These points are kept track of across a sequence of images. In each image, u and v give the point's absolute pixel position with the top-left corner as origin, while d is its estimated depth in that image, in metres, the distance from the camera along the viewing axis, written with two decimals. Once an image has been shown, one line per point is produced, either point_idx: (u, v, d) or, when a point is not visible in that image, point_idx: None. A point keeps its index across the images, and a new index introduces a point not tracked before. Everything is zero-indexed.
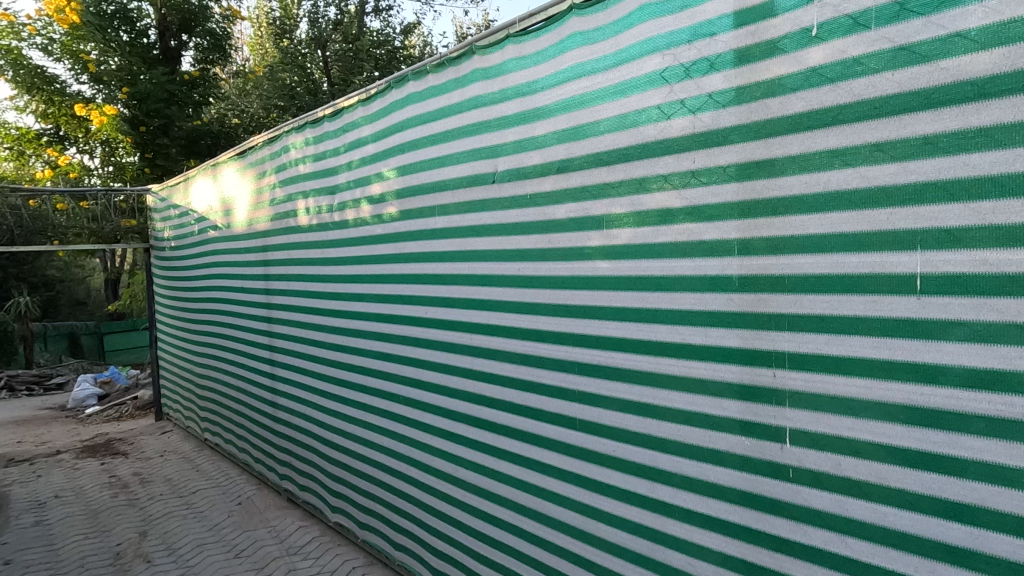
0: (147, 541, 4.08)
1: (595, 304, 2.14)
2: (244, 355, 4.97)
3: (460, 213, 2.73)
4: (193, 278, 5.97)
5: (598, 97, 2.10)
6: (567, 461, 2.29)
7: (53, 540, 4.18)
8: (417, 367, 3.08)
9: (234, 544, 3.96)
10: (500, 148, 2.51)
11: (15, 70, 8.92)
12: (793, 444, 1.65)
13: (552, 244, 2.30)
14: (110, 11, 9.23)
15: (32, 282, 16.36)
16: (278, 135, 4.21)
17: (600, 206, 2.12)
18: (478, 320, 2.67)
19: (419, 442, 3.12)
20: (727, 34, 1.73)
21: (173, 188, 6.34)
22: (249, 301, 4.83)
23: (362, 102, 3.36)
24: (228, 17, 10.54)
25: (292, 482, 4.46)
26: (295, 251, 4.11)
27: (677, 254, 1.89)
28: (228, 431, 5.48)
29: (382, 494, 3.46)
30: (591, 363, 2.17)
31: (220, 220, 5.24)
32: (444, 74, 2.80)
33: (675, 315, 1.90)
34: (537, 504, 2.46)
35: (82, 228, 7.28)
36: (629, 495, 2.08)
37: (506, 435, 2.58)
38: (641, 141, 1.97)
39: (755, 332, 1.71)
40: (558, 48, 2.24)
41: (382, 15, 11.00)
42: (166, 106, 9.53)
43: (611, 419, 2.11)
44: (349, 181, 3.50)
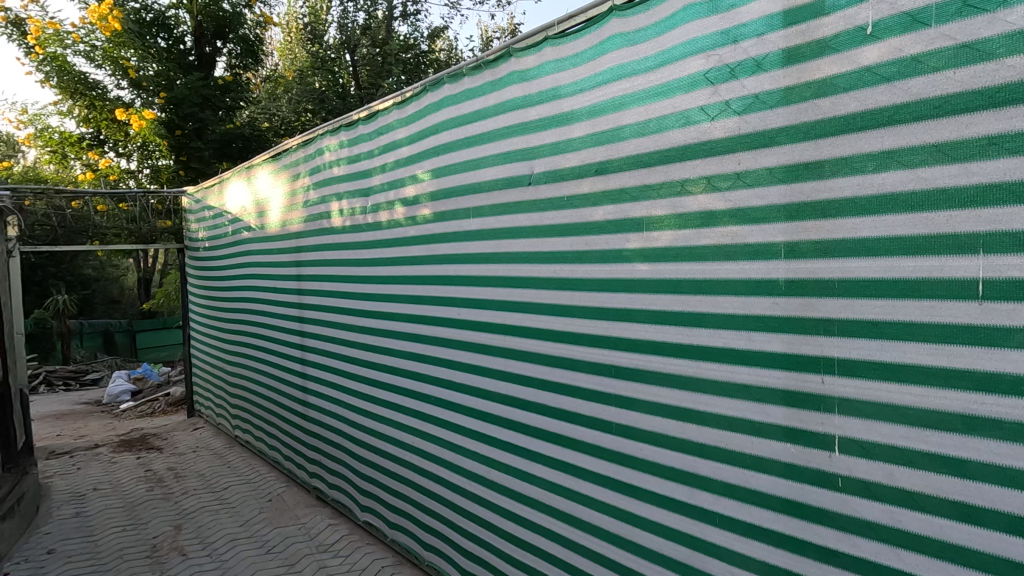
0: (182, 534, 4.17)
1: (633, 307, 2.13)
2: (276, 355, 5.05)
3: (495, 215, 2.74)
4: (226, 278, 6.10)
5: (638, 99, 2.09)
6: (603, 465, 2.28)
7: (93, 531, 4.30)
8: (448, 368, 3.10)
9: (266, 539, 4.03)
10: (536, 151, 2.51)
11: (60, 76, 9.13)
12: (842, 452, 1.61)
13: (589, 246, 2.30)
14: (149, 18, 9.51)
15: (70, 281, 16.91)
16: (312, 138, 4.28)
17: (639, 208, 2.10)
18: (511, 322, 2.68)
19: (449, 443, 3.13)
20: (775, 34, 1.70)
21: (208, 189, 6.50)
22: (281, 301, 4.92)
23: (396, 105, 3.40)
24: (261, 23, 10.74)
25: (321, 481, 4.52)
26: (328, 252, 4.17)
27: (719, 257, 1.86)
28: (258, 429, 5.59)
29: (411, 493, 3.49)
30: (629, 366, 2.16)
31: (254, 221, 5.35)
32: (479, 77, 2.82)
33: (717, 318, 1.87)
34: (570, 508, 2.44)
35: (122, 228, 7.39)
36: (667, 500, 2.05)
37: (539, 437, 2.57)
38: (683, 142, 1.95)
39: (802, 337, 1.67)
40: (597, 50, 2.24)
41: (410, 20, 11.10)
42: (200, 110, 9.77)
43: (648, 423, 2.10)
44: (383, 183, 3.54)
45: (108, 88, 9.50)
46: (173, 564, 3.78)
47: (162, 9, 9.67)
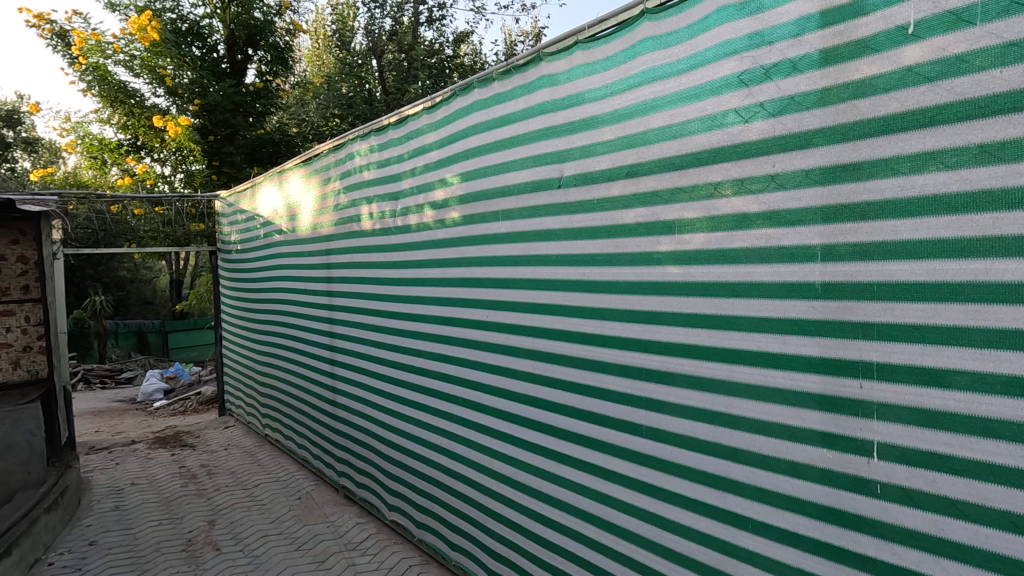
0: (216, 530, 4.28)
1: (664, 309, 2.13)
2: (306, 356, 5.15)
3: (524, 218, 2.76)
4: (257, 280, 6.24)
5: (670, 101, 2.09)
6: (633, 468, 2.28)
7: (131, 524, 4.45)
8: (476, 370, 3.13)
9: (296, 537, 4.11)
10: (567, 154, 2.53)
11: (101, 85, 9.45)
12: (881, 458, 1.58)
13: (619, 249, 2.30)
14: (184, 28, 9.79)
15: (107, 282, 17.48)
16: (343, 143, 4.37)
17: (671, 211, 2.10)
18: (540, 324, 2.70)
19: (477, 443, 3.16)
20: (813, 35, 1.68)
21: (240, 194, 6.66)
22: (312, 303, 5.01)
23: (427, 110, 3.45)
24: (291, 30, 10.97)
25: (349, 480, 4.60)
26: (357, 254, 4.25)
27: (752, 260, 1.85)
28: (288, 428, 5.70)
29: (439, 493, 3.52)
30: (659, 369, 2.15)
31: (285, 224, 5.48)
32: (510, 81, 2.84)
33: (750, 321, 1.86)
34: (599, 510, 2.44)
35: (158, 231, 7.66)
36: (699, 504, 2.04)
37: (567, 439, 2.58)
38: (715, 145, 1.94)
39: (839, 340, 1.65)
40: (629, 53, 2.24)
41: (435, 25, 11.20)
42: (231, 117, 10.04)
43: (679, 427, 2.09)
44: (412, 186, 3.59)
45: (146, 96, 9.80)
46: (208, 558, 3.88)
47: (197, 19, 9.96)
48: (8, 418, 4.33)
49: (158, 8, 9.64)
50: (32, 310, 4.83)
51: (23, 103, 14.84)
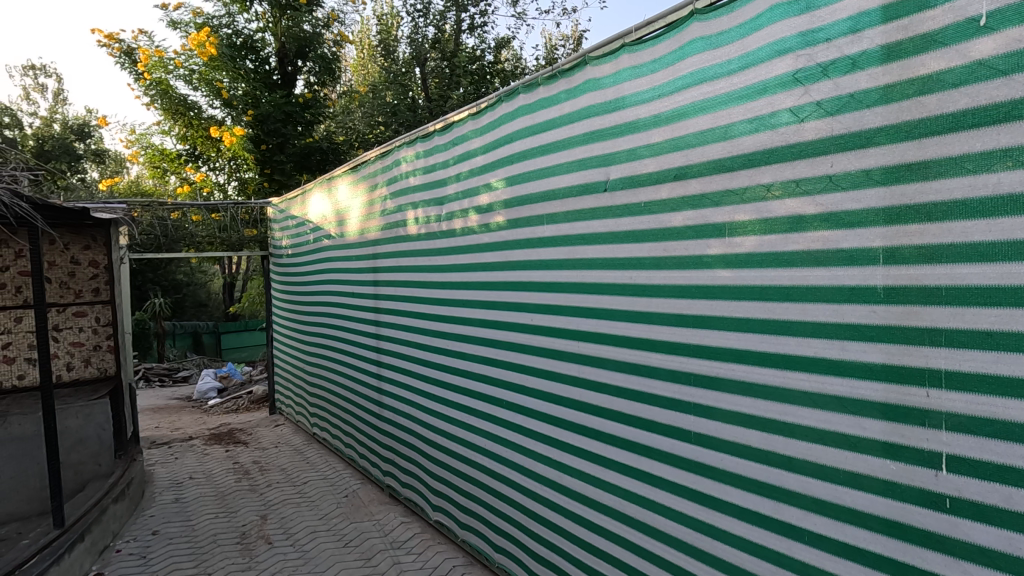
0: (268, 524, 4.44)
1: (714, 314, 2.09)
2: (353, 357, 5.30)
3: (569, 222, 2.77)
4: (307, 284, 6.46)
5: (721, 102, 2.05)
6: (681, 474, 2.25)
7: (190, 516, 4.67)
8: (522, 373, 3.16)
9: (343, 533, 4.21)
10: (613, 157, 2.52)
11: (164, 99, 9.95)
12: (950, 471, 1.51)
13: (667, 252, 2.27)
14: (239, 42, 10.22)
15: (165, 285, 18.37)
16: (389, 150, 4.48)
17: (721, 214, 2.06)
18: (586, 328, 2.70)
19: (521, 446, 3.18)
20: (874, 30, 1.62)
21: (291, 200, 6.91)
22: (358, 305, 5.16)
23: (472, 116, 3.50)
24: (338, 41, 11.29)
25: (394, 480, 4.69)
26: (403, 258, 4.34)
27: (807, 263, 1.80)
28: (335, 427, 5.87)
29: (482, 494, 3.56)
30: (709, 375, 2.12)
31: (333, 229, 5.65)
32: (555, 85, 2.86)
33: (806, 326, 1.81)
34: (647, 517, 2.41)
35: (214, 237, 7.97)
36: (750, 514, 1.99)
37: (613, 443, 2.57)
38: (769, 145, 1.89)
39: (903, 347, 1.59)
40: (677, 55, 2.22)
41: (477, 32, 11.32)
42: (283, 126, 10.44)
43: (730, 433, 2.05)
44: (457, 191, 3.65)
45: (203, 108, 10.25)
46: (260, 551, 4.02)
47: (251, 33, 10.39)
48: (81, 413, 4.62)
49: (215, 24, 10.10)
50: (101, 313, 5.12)
51: (94, 116, 15.82)
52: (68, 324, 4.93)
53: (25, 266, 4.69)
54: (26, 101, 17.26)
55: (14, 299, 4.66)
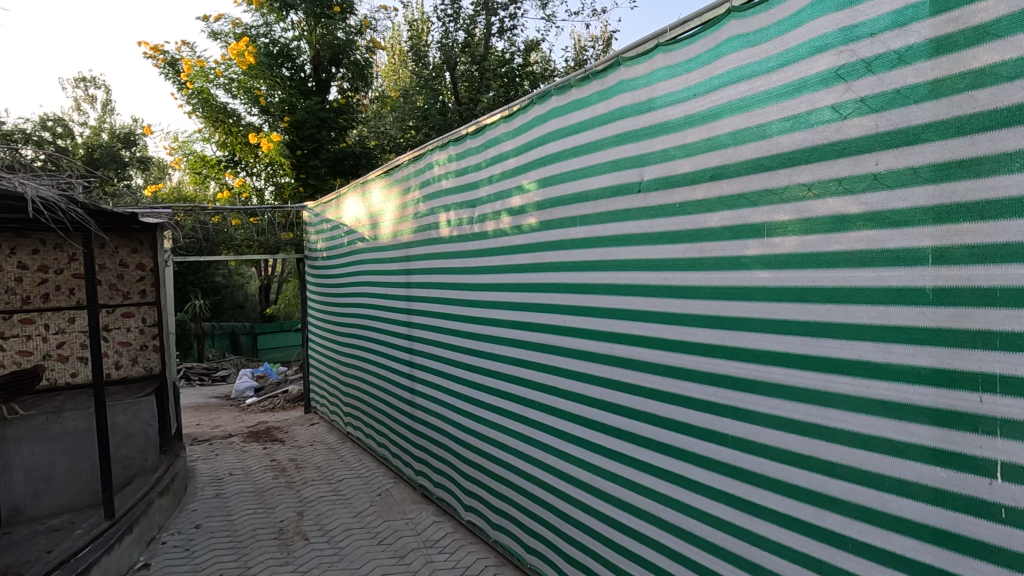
0: (305, 520, 4.54)
1: (752, 316, 2.06)
2: (386, 357, 5.38)
3: (603, 223, 2.76)
4: (341, 286, 6.59)
5: (759, 100, 2.01)
6: (717, 478, 2.22)
7: (230, 511, 4.81)
8: (555, 375, 3.16)
9: (377, 531, 4.28)
10: (647, 157, 2.50)
11: (204, 107, 10.26)
12: (1005, 480, 1.45)
13: (703, 253, 2.24)
14: (275, 51, 10.49)
15: (205, 288, 18.94)
16: (422, 154, 4.54)
17: (759, 214, 2.02)
18: (619, 330, 2.69)
19: (554, 448, 3.18)
20: (921, 23, 1.58)
21: (326, 204, 7.06)
22: (391, 307, 5.24)
23: (504, 119, 3.52)
24: (371, 48, 11.48)
25: (427, 479, 4.74)
26: (435, 260, 4.40)
27: (850, 263, 1.76)
28: (368, 426, 5.97)
29: (514, 496, 3.56)
30: (747, 378, 2.09)
31: (367, 232, 5.75)
32: (588, 87, 2.85)
33: (850, 328, 1.76)
34: (682, 521, 2.38)
35: (252, 240, 8.27)
36: (791, 520, 1.95)
37: (647, 446, 2.55)
38: (810, 143, 1.85)
39: (954, 350, 1.53)
40: (713, 53, 2.19)
41: (507, 35, 11.37)
42: (317, 132, 10.67)
43: (769, 438, 2.01)
44: (490, 194, 3.68)
45: (242, 115, 10.54)
46: (297, 547, 4.12)
47: (287, 42, 10.66)
48: (129, 410, 4.81)
49: (253, 34, 10.42)
50: (147, 313, 5.32)
51: (139, 125, 16.46)
52: (116, 324, 5.14)
53: (78, 268, 4.92)
54: (77, 112, 18.05)
55: (68, 300, 4.89)
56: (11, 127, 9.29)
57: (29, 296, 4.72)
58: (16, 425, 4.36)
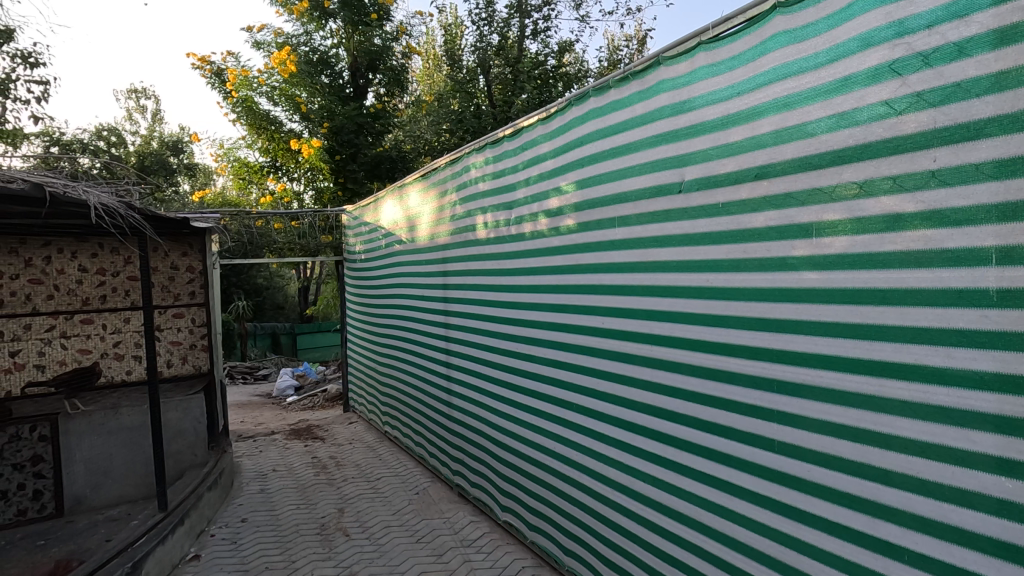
0: (345, 517, 4.65)
1: (800, 318, 2.01)
2: (423, 358, 5.45)
3: (642, 224, 2.74)
4: (379, 287, 6.71)
5: (807, 97, 1.96)
6: (762, 484, 2.17)
7: (275, 506, 4.96)
8: (592, 377, 3.14)
9: (416, 529, 4.35)
10: (688, 157, 2.47)
11: (248, 115, 10.62)
12: None
13: (747, 254, 2.20)
14: (315, 59, 10.77)
15: (247, 289, 19.55)
16: (459, 157, 4.59)
17: (807, 214, 1.97)
18: (659, 331, 2.66)
19: (591, 450, 3.16)
20: (984, 13, 1.51)
21: (365, 208, 7.20)
22: (429, 308, 5.31)
23: (542, 121, 3.53)
24: (407, 53, 11.66)
25: (463, 479, 4.78)
26: (472, 262, 4.44)
27: (905, 264, 1.70)
28: (406, 426, 6.06)
29: (552, 497, 3.55)
30: (794, 381, 2.04)
31: (405, 235, 5.84)
32: (627, 88, 2.83)
33: (905, 331, 1.70)
34: (724, 527, 2.33)
35: (295, 243, 8.55)
36: (842, 529, 1.89)
37: (688, 450, 2.51)
38: (861, 141, 1.80)
39: (1021, 355, 1.46)
40: (758, 51, 2.15)
41: (541, 37, 11.37)
42: (355, 136, 10.89)
43: (818, 444, 1.96)
44: (527, 196, 3.69)
45: (283, 122, 10.86)
46: (339, 542, 4.22)
47: (326, 50, 10.93)
48: (179, 407, 5.00)
49: (294, 43, 10.73)
50: (196, 314, 5.52)
51: (186, 134, 17.15)
52: (169, 324, 5.37)
53: (133, 271, 5.17)
54: (129, 121, 18.91)
55: (124, 301, 5.14)
56: (70, 137, 9.81)
57: (89, 298, 4.98)
58: (77, 420, 4.61)
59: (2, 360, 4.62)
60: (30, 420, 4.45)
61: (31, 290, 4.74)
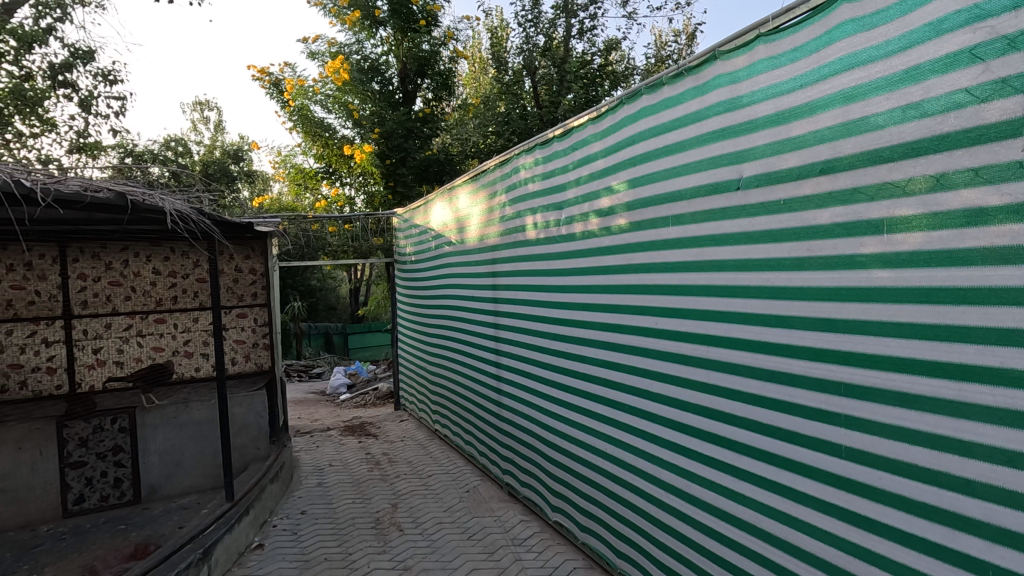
0: (398, 512, 4.76)
1: (869, 319, 1.92)
2: (473, 358, 5.52)
3: (697, 223, 2.69)
4: (429, 288, 6.84)
5: (876, 87, 1.88)
6: (828, 491, 2.08)
7: (332, 500, 5.14)
8: (644, 378, 3.10)
9: (467, 526, 4.41)
10: (747, 153, 2.40)
11: (304, 122, 11.06)
12: None
13: (811, 252, 2.12)
14: (366, 67, 11.09)
15: (302, 290, 20.31)
16: (509, 158, 4.62)
17: (877, 209, 1.89)
18: (714, 332, 2.60)
19: (642, 452, 3.12)
20: None
21: (415, 210, 7.36)
22: (478, 308, 5.37)
23: (592, 120, 3.52)
24: (454, 58, 11.85)
25: (513, 478, 4.82)
26: (522, 262, 4.46)
27: (990, 261, 1.60)
28: (456, 424, 6.15)
29: (602, 499, 3.52)
30: (863, 384, 1.95)
31: (454, 237, 5.94)
32: (681, 84, 2.79)
33: (990, 332, 1.60)
34: (785, 534, 2.25)
35: (348, 246, 8.84)
36: (917, 540, 1.80)
37: (745, 454, 2.43)
38: (938, 131, 1.71)
39: None
40: (823, 41, 2.07)
41: (587, 36, 11.32)
42: (404, 141, 11.02)
43: (891, 450, 1.87)
44: (578, 196, 3.69)
45: (337, 129, 11.24)
46: (392, 537, 4.33)
47: (377, 57, 11.23)
48: (244, 402, 5.27)
49: (347, 52, 11.10)
50: (258, 314, 5.79)
51: (247, 142, 18.01)
52: (234, 324, 5.66)
53: (201, 273, 5.47)
54: (194, 132, 20.02)
55: (193, 301, 5.45)
56: (143, 149, 10.47)
57: (161, 299, 5.31)
58: (152, 413, 4.96)
59: (85, 356, 4.98)
60: (112, 412, 4.80)
61: (111, 292, 5.09)
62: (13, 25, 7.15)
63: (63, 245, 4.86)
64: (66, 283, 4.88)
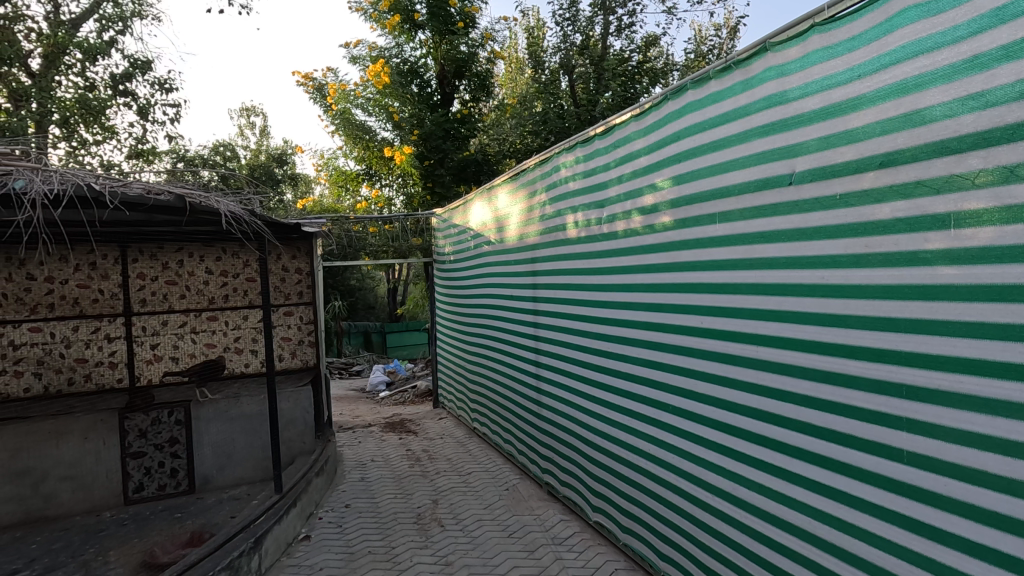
0: (439, 508, 4.82)
1: (933, 318, 1.83)
2: (512, 357, 5.54)
3: (746, 219, 2.62)
4: (468, 288, 6.90)
5: (942, 76, 1.79)
6: (887, 497, 2.00)
7: (374, 494, 5.24)
8: (688, 377, 3.04)
9: (507, 524, 4.43)
10: (800, 147, 2.33)
11: (346, 125, 11.32)
12: None
13: (869, 249, 2.04)
14: (405, 69, 11.25)
15: (342, 290, 20.76)
16: (549, 157, 4.62)
17: (942, 203, 1.80)
18: (763, 332, 2.52)
19: (685, 452, 3.06)
20: None
21: (454, 210, 7.42)
22: (518, 308, 5.39)
23: (635, 117, 3.48)
24: (492, 58, 11.90)
25: (553, 477, 4.81)
26: (563, 261, 4.45)
27: None
28: (495, 423, 6.18)
29: (645, 499, 3.48)
30: (927, 386, 1.86)
31: (494, 236, 5.96)
32: (730, 77, 2.72)
33: None
34: (841, 540, 2.17)
35: (388, 245, 8.97)
36: (986, 551, 1.71)
37: (796, 458, 2.36)
38: (1011, 121, 1.62)
39: None
40: (883, 29, 1.98)
41: (626, 33, 11.19)
42: (443, 142, 11.17)
43: (957, 455, 1.78)
44: (620, 193, 3.65)
45: (377, 131, 11.45)
46: (434, 532, 4.39)
47: (416, 60, 11.38)
48: (291, 398, 5.43)
49: (387, 55, 11.30)
50: (304, 312, 5.95)
51: (291, 146, 18.55)
52: (280, 321, 5.84)
53: (251, 273, 5.67)
54: (241, 137, 20.75)
55: (243, 300, 5.65)
56: (195, 154, 10.91)
57: (214, 297, 5.52)
58: (206, 407, 5.15)
59: (144, 351, 5.24)
60: (168, 405, 4.97)
61: (167, 290, 5.33)
62: (80, 39, 7.58)
63: (124, 246, 5.13)
64: (126, 282, 5.14)
